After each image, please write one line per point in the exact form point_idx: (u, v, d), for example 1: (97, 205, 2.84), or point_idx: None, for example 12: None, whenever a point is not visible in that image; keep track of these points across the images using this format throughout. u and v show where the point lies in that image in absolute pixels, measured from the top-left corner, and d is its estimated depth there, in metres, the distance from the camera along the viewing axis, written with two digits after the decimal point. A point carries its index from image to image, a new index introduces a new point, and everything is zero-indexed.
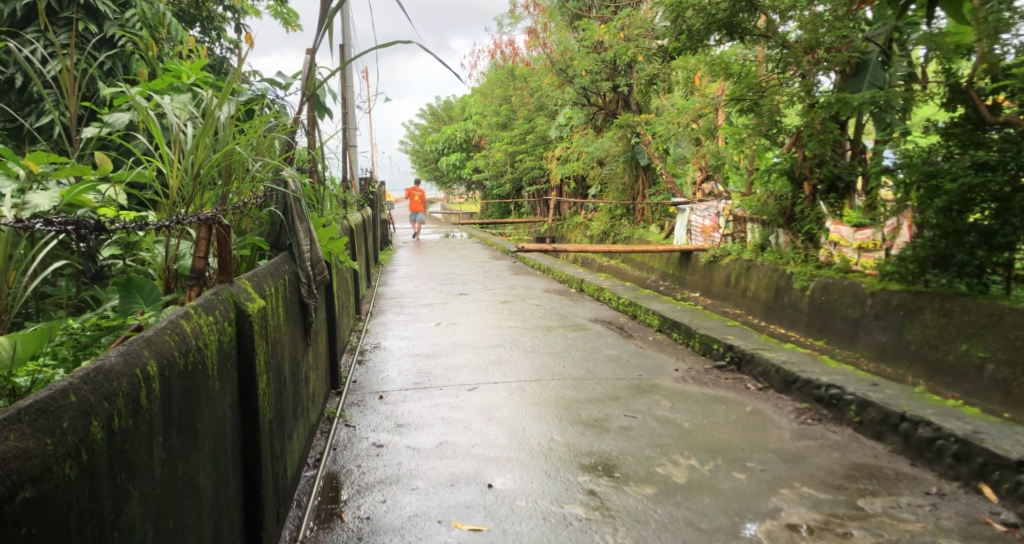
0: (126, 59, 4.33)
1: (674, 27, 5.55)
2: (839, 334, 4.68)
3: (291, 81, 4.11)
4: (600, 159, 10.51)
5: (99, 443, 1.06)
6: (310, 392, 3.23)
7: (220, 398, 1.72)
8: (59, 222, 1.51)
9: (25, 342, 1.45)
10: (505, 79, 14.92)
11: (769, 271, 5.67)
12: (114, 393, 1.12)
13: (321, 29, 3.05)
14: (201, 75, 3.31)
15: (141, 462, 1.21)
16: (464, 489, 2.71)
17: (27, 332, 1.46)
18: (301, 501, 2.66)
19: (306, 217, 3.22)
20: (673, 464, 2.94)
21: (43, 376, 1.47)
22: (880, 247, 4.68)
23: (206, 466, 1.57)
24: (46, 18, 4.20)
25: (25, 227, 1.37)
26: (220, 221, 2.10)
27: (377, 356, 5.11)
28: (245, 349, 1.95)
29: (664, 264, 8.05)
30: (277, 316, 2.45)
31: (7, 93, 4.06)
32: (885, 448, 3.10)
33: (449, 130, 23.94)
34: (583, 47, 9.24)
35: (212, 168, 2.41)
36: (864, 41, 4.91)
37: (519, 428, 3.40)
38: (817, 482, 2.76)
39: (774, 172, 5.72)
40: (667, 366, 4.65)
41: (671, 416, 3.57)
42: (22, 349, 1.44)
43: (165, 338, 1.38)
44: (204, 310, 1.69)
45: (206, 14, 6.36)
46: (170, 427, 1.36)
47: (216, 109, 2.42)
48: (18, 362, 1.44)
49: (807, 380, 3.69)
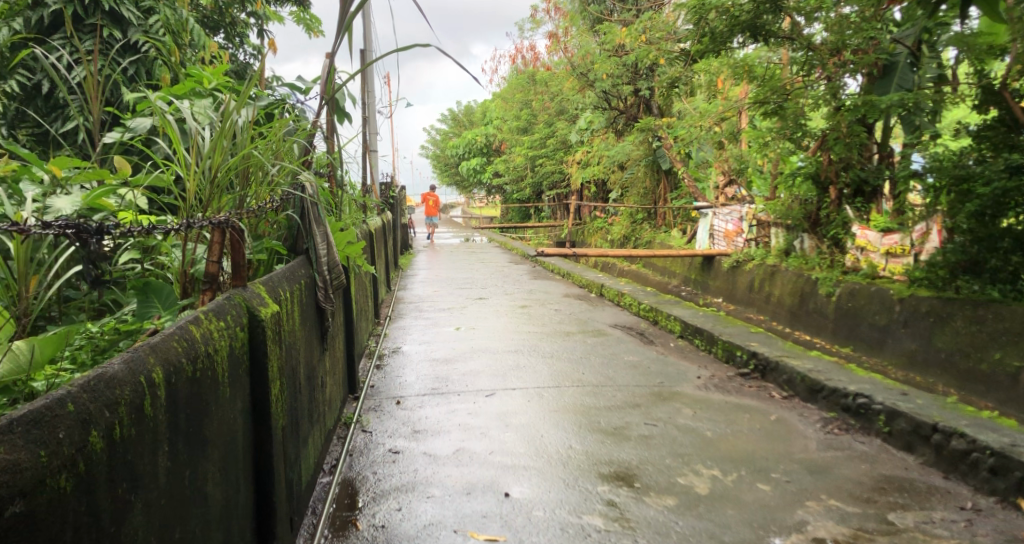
0: (149, 65, 4.37)
1: (697, 30, 5.47)
2: (866, 341, 4.56)
3: (311, 86, 4.12)
4: (621, 163, 10.45)
5: (97, 454, 1.03)
6: (326, 397, 3.21)
7: (230, 405, 1.70)
8: (58, 226, 1.44)
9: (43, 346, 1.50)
10: (527, 83, 14.90)
11: (793, 276, 5.54)
12: (115, 401, 1.10)
13: (339, 32, 3.04)
14: (223, 80, 3.31)
15: (145, 472, 1.18)
16: (480, 498, 2.67)
17: (47, 337, 1.52)
18: (317, 508, 2.64)
19: (323, 222, 3.20)
20: (694, 475, 2.86)
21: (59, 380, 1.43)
22: (908, 253, 4.55)
23: (215, 474, 1.55)
24: (72, 24, 4.25)
25: (19, 228, 1.32)
26: (234, 226, 2.08)
27: (396, 361, 5.10)
28: (258, 354, 1.93)
29: (686, 269, 7.95)
30: (292, 321, 2.42)
31: (34, 99, 4.12)
32: (916, 460, 2.98)
33: (470, 135, 24.07)
34: (604, 51, 9.21)
35: (229, 172, 2.40)
36: (892, 43, 4.78)
37: (537, 435, 3.34)
38: (845, 495, 2.66)
39: (798, 176, 5.61)
40: (689, 373, 4.55)
41: (693, 424, 3.48)
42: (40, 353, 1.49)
43: (173, 344, 1.36)
44: (215, 314, 1.67)
45: (230, 21, 6.42)
46: (176, 436, 1.33)
47: (234, 112, 2.41)
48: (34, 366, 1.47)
49: (834, 389, 3.58)
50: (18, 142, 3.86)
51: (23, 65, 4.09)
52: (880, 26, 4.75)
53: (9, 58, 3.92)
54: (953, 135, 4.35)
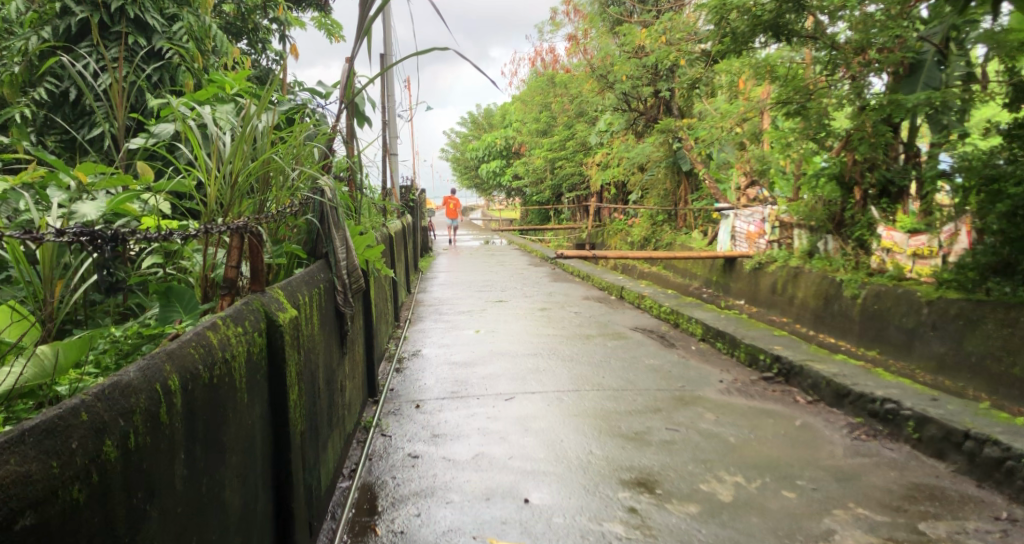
0: (173, 72, 4.43)
1: (718, 30, 5.44)
2: (893, 344, 4.45)
3: (331, 90, 4.15)
4: (641, 164, 10.39)
5: (112, 464, 1.04)
6: (345, 401, 3.21)
7: (248, 411, 1.70)
8: (71, 234, 1.43)
9: (67, 350, 1.52)
10: (545, 86, 14.89)
11: (817, 278, 5.45)
12: (130, 410, 1.10)
13: (359, 36, 3.05)
14: (244, 86, 3.33)
15: (161, 480, 1.18)
16: (499, 504, 2.65)
17: (69, 342, 1.53)
18: (336, 513, 2.63)
19: (343, 225, 3.20)
20: (717, 481, 2.81)
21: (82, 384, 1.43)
22: (937, 254, 4.45)
23: (233, 481, 1.55)
24: (98, 32, 4.32)
25: (34, 237, 1.32)
26: (251, 230, 2.09)
27: (415, 364, 5.10)
28: (275, 359, 1.93)
29: (707, 271, 7.87)
30: (311, 326, 2.43)
31: (61, 107, 4.19)
32: (947, 468, 2.89)
33: (489, 138, 24.14)
34: (624, 52, 9.14)
35: (249, 177, 2.41)
36: (919, 41, 4.63)
37: (556, 440, 3.31)
38: (873, 503, 2.59)
39: (822, 177, 5.51)
40: (711, 377, 4.49)
41: (715, 430, 3.42)
42: (64, 357, 1.50)
43: (190, 351, 1.37)
44: (233, 320, 1.68)
45: (252, 27, 6.48)
46: (193, 443, 1.34)
47: (254, 117, 2.41)
48: (59, 370, 1.49)
49: (860, 393, 3.50)
50: (47, 149, 3.93)
51: (51, 73, 4.17)
52: (906, 24, 4.64)
53: (37, 66, 3.99)
54: (982, 135, 4.26)
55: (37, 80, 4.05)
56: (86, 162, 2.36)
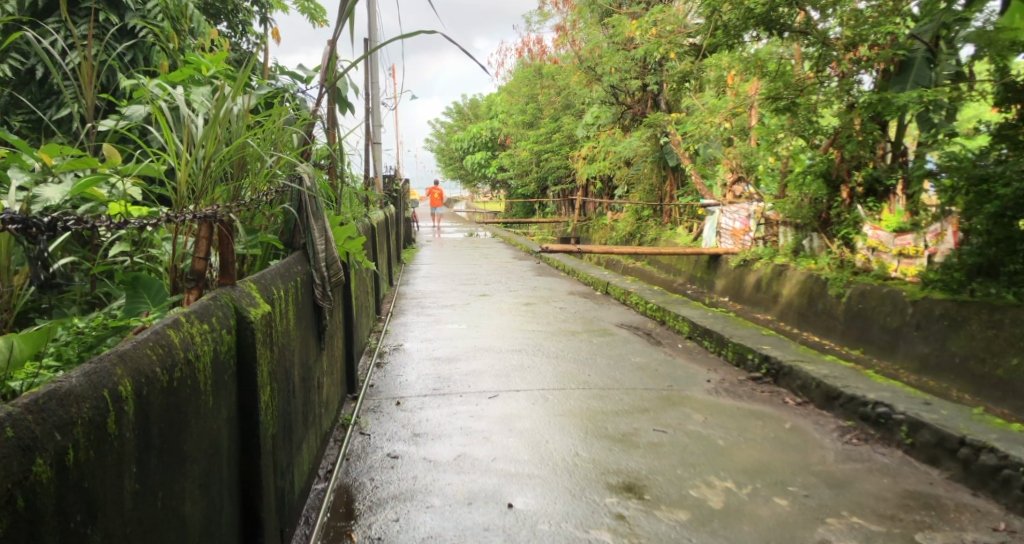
0: (147, 51, 4.22)
1: (710, 22, 5.36)
2: (877, 343, 4.41)
3: (312, 74, 3.99)
4: (628, 159, 10.36)
5: (43, 485, 0.92)
6: (323, 399, 3.08)
7: (214, 416, 1.58)
8: (1, 219, 1.12)
9: (23, 342, 1.38)
10: (531, 77, 14.65)
11: (803, 277, 5.40)
12: (70, 422, 0.99)
13: (343, 16, 2.91)
14: (221, 67, 3.14)
15: (106, 497, 1.06)
16: (482, 509, 2.54)
17: (26, 332, 1.39)
18: (310, 518, 2.51)
19: (322, 215, 3.04)
20: (708, 487, 2.72)
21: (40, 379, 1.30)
22: (922, 254, 4.41)
23: (194, 492, 1.42)
24: (67, 7, 4.10)
25: None
26: (222, 220, 1.95)
27: (397, 359, 4.98)
28: (245, 358, 1.80)
29: (692, 267, 7.82)
30: (286, 321, 2.29)
31: (27, 85, 3.97)
32: (941, 475, 2.83)
33: (474, 129, 23.92)
34: (613, 44, 9.01)
35: (223, 163, 2.24)
36: (910, 38, 4.58)
37: (542, 441, 3.21)
38: (868, 511, 2.52)
39: (809, 174, 5.42)
40: (699, 377, 4.41)
41: (704, 432, 3.34)
42: (19, 349, 1.36)
43: (146, 352, 1.25)
44: (199, 316, 1.55)
45: (231, 8, 6.24)
46: (147, 454, 1.21)
47: (228, 99, 2.24)
48: (14, 364, 1.33)
49: (852, 396, 3.44)
50: (12, 129, 3.72)
51: (16, 49, 3.95)
52: (898, 20, 4.54)
53: (2, 41, 3.78)
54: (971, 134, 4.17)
55: (2, 55, 3.84)
56: (51, 143, 2.16)
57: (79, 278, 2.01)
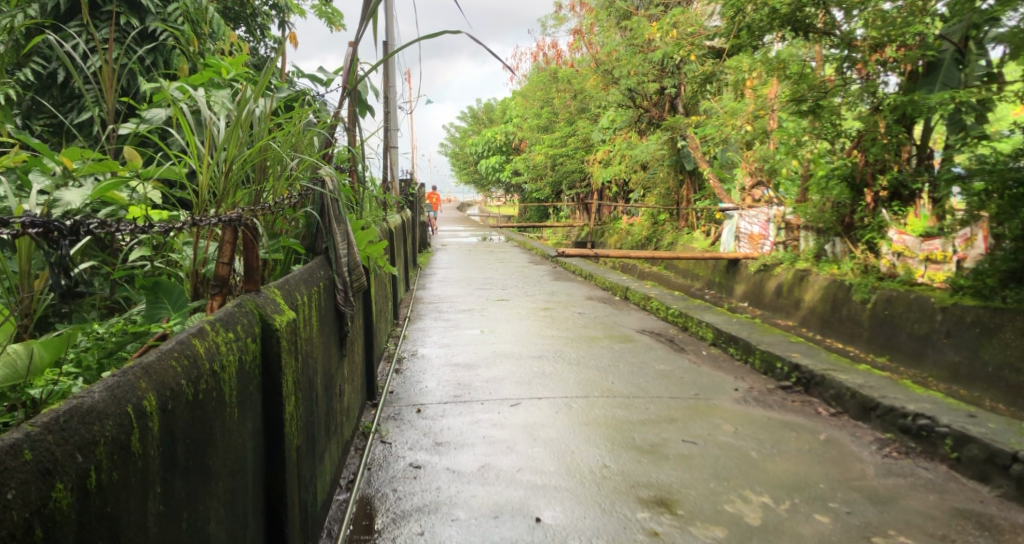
0: (167, 55, 4.20)
1: (733, 23, 5.25)
2: (905, 351, 4.27)
3: (332, 77, 3.92)
4: (644, 162, 10.26)
5: (63, 512, 0.85)
6: (343, 406, 3.01)
7: (239, 428, 1.50)
8: (19, 224, 1.06)
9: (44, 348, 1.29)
10: (545, 81, 14.55)
11: (826, 282, 5.27)
12: (92, 442, 0.92)
13: (364, 18, 2.86)
14: (241, 70, 3.09)
15: (130, 521, 0.99)
16: (509, 524, 2.45)
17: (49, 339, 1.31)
18: (332, 531, 2.44)
19: (344, 220, 2.97)
20: (743, 502, 2.61)
21: (60, 388, 1.24)
22: (950, 260, 4.25)
23: (219, 510, 1.36)
24: (88, 11, 4.09)
25: None
26: (247, 224, 1.88)
27: (416, 365, 4.91)
28: (270, 368, 1.73)
29: (710, 272, 7.70)
30: (309, 328, 2.23)
31: (48, 89, 3.96)
32: (991, 492, 2.71)
33: (489, 133, 23.84)
34: (630, 47, 8.89)
35: (245, 166, 2.17)
36: (938, 39, 4.46)
37: (568, 452, 3.12)
38: (916, 531, 2.41)
39: (832, 178, 5.30)
40: (726, 385, 4.30)
41: (735, 443, 3.24)
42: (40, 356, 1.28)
43: (171, 364, 1.18)
44: (224, 325, 1.48)
45: (250, 12, 6.23)
46: (172, 472, 1.14)
47: (250, 101, 2.17)
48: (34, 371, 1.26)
49: (890, 407, 3.31)
50: (33, 133, 3.70)
51: (38, 52, 3.94)
52: (927, 21, 4.37)
53: (24, 45, 3.77)
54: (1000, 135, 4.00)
55: (24, 59, 3.83)
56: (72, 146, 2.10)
57: (100, 283, 1.96)
